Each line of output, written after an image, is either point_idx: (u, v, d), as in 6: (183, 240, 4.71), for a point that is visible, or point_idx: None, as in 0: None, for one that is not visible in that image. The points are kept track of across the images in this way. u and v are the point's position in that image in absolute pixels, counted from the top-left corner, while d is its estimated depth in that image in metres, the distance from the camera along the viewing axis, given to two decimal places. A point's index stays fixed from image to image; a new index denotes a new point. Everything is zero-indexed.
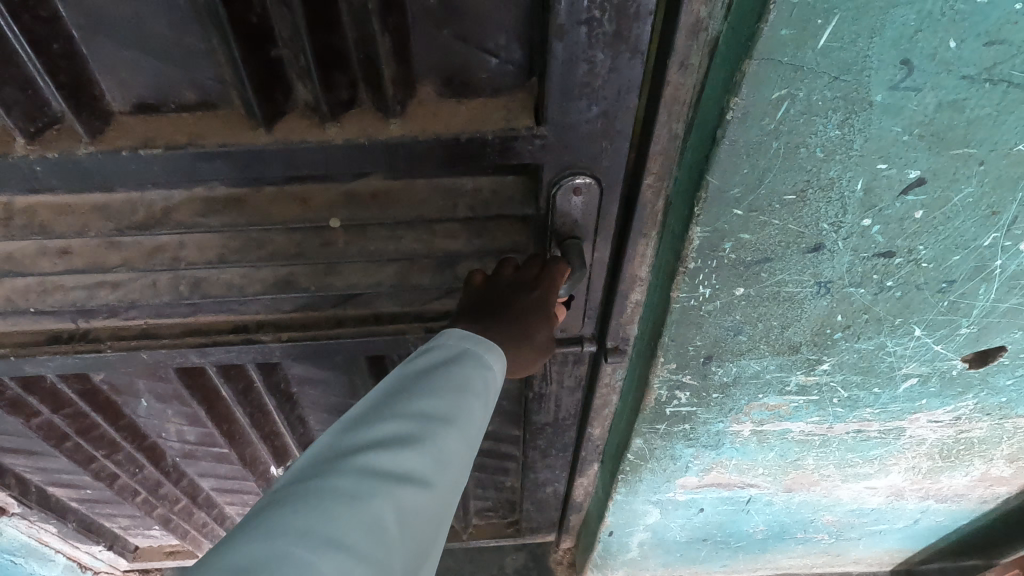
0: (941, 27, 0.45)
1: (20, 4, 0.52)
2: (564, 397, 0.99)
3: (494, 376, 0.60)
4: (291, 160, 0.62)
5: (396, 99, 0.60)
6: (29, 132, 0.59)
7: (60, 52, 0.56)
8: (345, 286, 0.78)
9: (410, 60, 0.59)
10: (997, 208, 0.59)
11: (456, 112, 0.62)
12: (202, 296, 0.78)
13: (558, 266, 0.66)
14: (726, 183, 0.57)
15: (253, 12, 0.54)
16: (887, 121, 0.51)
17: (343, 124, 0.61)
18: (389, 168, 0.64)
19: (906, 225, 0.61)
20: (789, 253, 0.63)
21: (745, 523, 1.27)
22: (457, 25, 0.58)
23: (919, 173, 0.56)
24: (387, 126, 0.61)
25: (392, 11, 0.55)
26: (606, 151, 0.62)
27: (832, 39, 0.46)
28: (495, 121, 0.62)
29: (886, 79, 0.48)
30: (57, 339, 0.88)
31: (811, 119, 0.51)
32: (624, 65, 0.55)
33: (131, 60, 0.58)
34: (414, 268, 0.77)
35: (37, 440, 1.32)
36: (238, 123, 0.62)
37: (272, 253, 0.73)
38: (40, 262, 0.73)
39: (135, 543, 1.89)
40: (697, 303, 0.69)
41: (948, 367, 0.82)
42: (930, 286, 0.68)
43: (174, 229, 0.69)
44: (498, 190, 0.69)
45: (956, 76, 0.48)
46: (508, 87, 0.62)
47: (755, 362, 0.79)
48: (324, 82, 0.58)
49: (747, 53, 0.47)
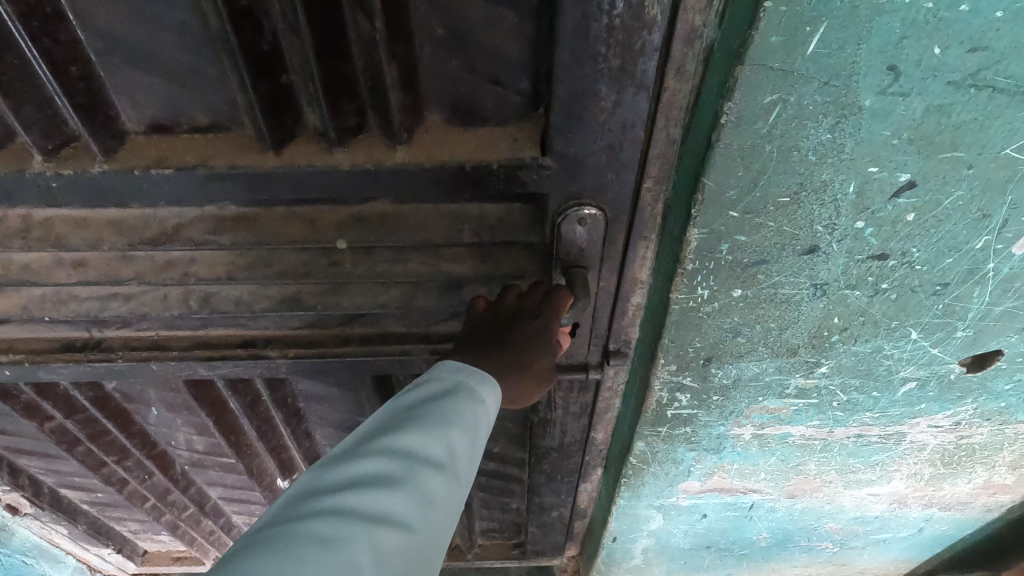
0: (926, 35, 0.47)
1: (40, 28, 0.55)
2: (569, 421, 1.03)
3: (485, 415, 0.60)
4: (299, 183, 0.66)
5: (404, 126, 0.62)
6: (45, 149, 0.62)
7: (77, 74, 0.59)
8: (352, 306, 0.80)
9: (417, 88, 0.61)
10: (987, 210, 0.61)
11: (461, 139, 0.64)
12: (212, 310, 0.80)
13: (559, 293, 0.69)
14: (722, 186, 0.58)
15: (264, 40, 0.56)
16: (877, 125, 0.53)
17: (350, 149, 0.64)
18: (393, 190, 0.67)
19: (899, 228, 0.62)
20: (785, 255, 0.65)
21: (749, 530, 1.28)
22: (466, 56, 0.60)
23: (909, 176, 0.57)
24: (394, 152, 0.64)
25: (400, 42, 0.57)
26: (611, 182, 0.65)
27: (820, 46, 0.48)
28: (500, 151, 0.64)
29: (874, 85, 0.50)
30: (71, 347, 0.90)
31: (802, 123, 0.53)
32: (629, 99, 0.58)
33: (145, 83, 0.61)
34: (420, 289, 0.79)
35: (49, 443, 1.35)
36: (247, 145, 0.64)
37: (281, 272, 0.76)
38: (56, 273, 0.76)
39: (144, 547, 1.91)
40: (696, 305, 0.71)
41: (947, 370, 0.83)
42: (925, 288, 0.69)
43: (184, 245, 0.72)
44: (504, 218, 0.71)
45: (942, 81, 0.50)
46: (514, 117, 0.64)
47: (754, 364, 0.80)
48: (333, 110, 0.60)
49: (740, 59, 0.49)
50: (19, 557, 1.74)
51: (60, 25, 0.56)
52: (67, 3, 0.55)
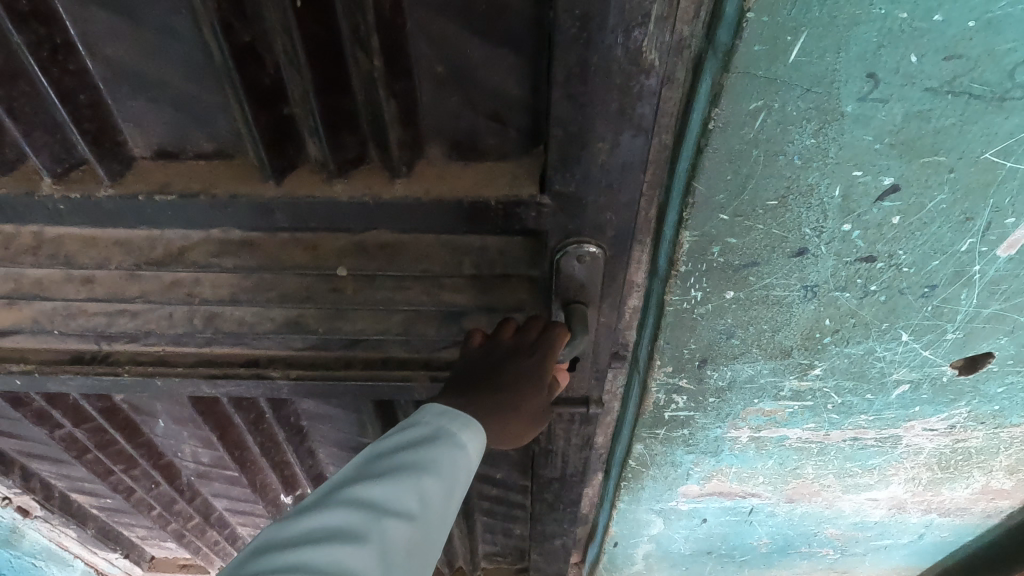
0: (902, 43, 0.49)
1: (49, 58, 0.58)
2: (571, 453, 1.03)
3: (463, 460, 0.61)
4: (299, 212, 0.68)
5: (403, 161, 0.65)
6: (54, 173, 0.66)
7: (85, 101, 0.63)
8: (353, 330, 0.81)
9: (418, 122, 0.64)
10: (971, 214, 0.63)
11: (461, 173, 0.67)
12: (215, 329, 0.82)
13: (557, 329, 0.69)
14: (712, 190, 0.61)
15: (266, 73, 0.59)
16: (859, 130, 0.55)
17: (351, 180, 0.67)
18: (392, 222, 0.69)
19: (885, 230, 0.64)
20: (775, 257, 0.67)
21: (749, 536, 1.28)
22: (464, 92, 0.63)
23: (893, 180, 0.59)
24: (392, 186, 0.66)
25: (400, 79, 0.61)
26: (610, 222, 0.66)
27: (801, 55, 0.50)
28: (499, 187, 0.66)
29: (854, 91, 0.52)
30: (80, 359, 0.93)
31: (787, 129, 0.55)
32: (627, 142, 0.59)
33: (152, 112, 0.65)
34: (421, 317, 0.81)
35: (59, 450, 1.38)
36: (249, 176, 0.67)
37: (283, 294, 0.78)
38: (64, 289, 0.78)
39: (151, 553, 1.93)
40: (690, 306, 0.73)
41: (939, 373, 0.84)
42: (913, 290, 0.71)
43: (188, 267, 0.74)
44: (504, 250, 0.73)
45: (920, 88, 0.52)
46: (514, 153, 0.67)
47: (749, 366, 0.82)
48: (334, 141, 0.63)
49: (725, 67, 0.52)
50: (28, 560, 1.78)
51: (70, 56, 0.60)
52: (77, 35, 0.59)
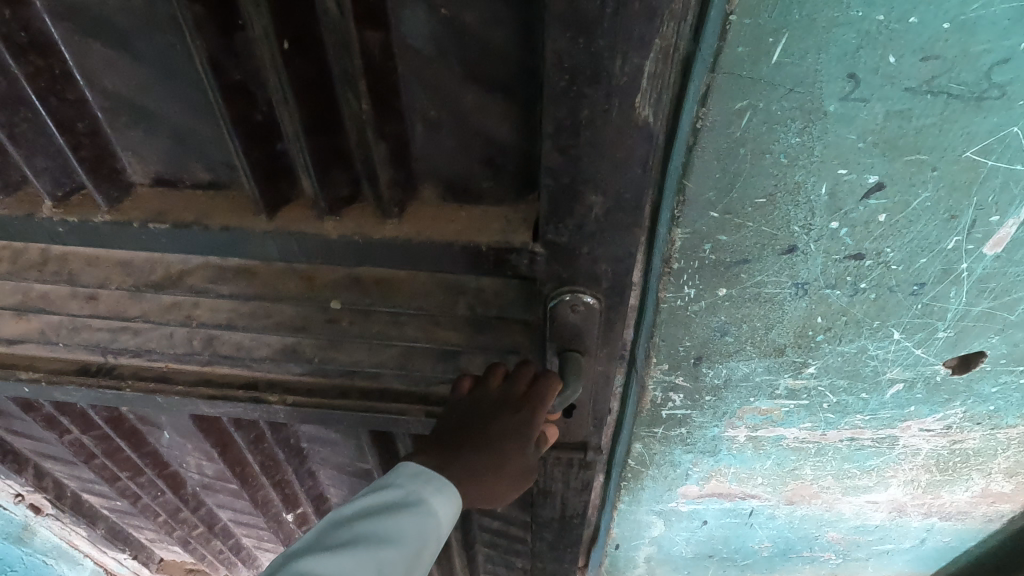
0: (880, 44, 0.51)
1: (47, 88, 0.65)
2: (571, 495, 1.04)
3: (431, 532, 0.66)
4: (286, 247, 0.73)
5: (393, 200, 0.69)
6: (56, 196, 0.73)
7: (82, 129, 0.69)
8: (349, 360, 0.84)
9: (408, 164, 0.68)
10: (955, 212, 0.65)
11: (453, 214, 0.71)
12: (213, 352, 0.87)
13: (547, 381, 0.68)
14: (702, 188, 0.63)
15: (258, 111, 0.65)
16: (842, 129, 0.57)
17: (341, 218, 0.71)
18: (382, 259, 0.72)
19: (872, 228, 0.66)
20: (765, 254, 0.69)
21: (750, 539, 1.29)
22: (458, 135, 0.66)
23: (877, 178, 0.61)
24: (382, 226, 0.70)
25: (388, 122, 0.65)
26: (606, 273, 0.67)
27: (784, 55, 0.52)
28: (491, 231, 0.69)
29: (836, 91, 0.55)
30: (86, 370, 0.97)
31: (772, 128, 0.57)
32: (619, 195, 0.60)
33: (150, 144, 0.71)
34: (416, 353, 0.83)
35: (68, 454, 1.41)
36: (241, 210, 0.73)
37: (278, 322, 0.82)
38: (70, 304, 0.86)
39: (160, 555, 1.96)
40: (683, 303, 0.75)
41: (932, 372, 0.86)
42: (902, 288, 0.73)
43: (186, 291, 0.82)
44: (499, 292, 0.77)
45: (900, 88, 0.54)
46: (508, 199, 0.70)
47: (743, 364, 0.84)
48: (324, 179, 0.68)
49: (711, 68, 0.54)
50: (40, 558, 1.82)
51: (68, 86, 0.66)
52: (75, 67, 0.65)
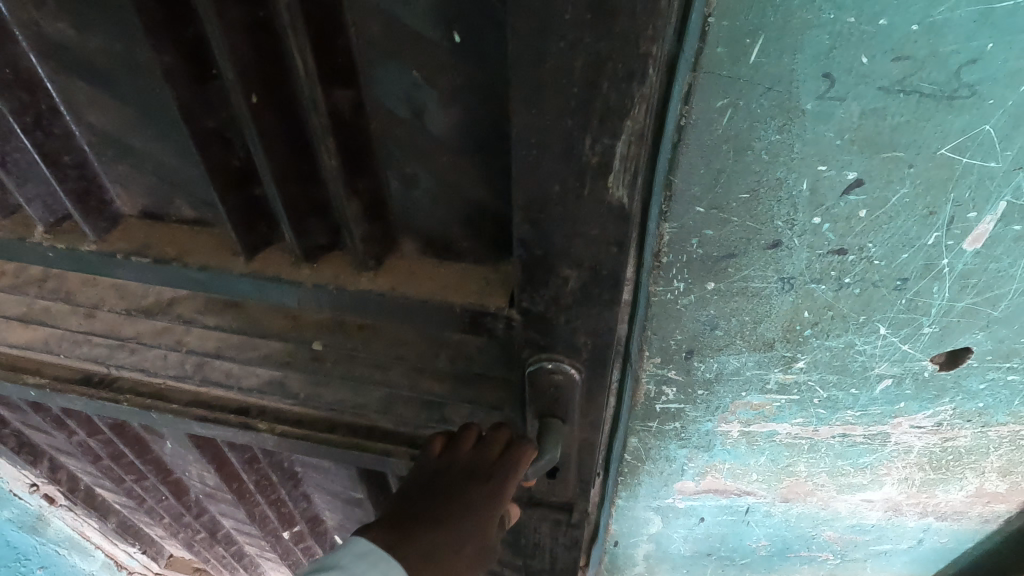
0: (852, 46, 0.54)
1: (33, 123, 0.72)
2: (560, 549, 1.09)
3: None
4: (261, 286, 0.80)
5: (369, 255, 0.76)
6: (47, 222, 0.84)
7: (68, 162, 0.77)
8: (335, 398, 0.97)
9: (385, 218, 0.75)
10: (933, 208, 0.67)
11: (429, 272, 0.78)
12: (203, 376, 1.01)
13: (522, 449, 0.71)
14: (688, 183, 0.66)
15: (236, 157, 0.72)
16: (820, 126, 0.60)
17: (318, 265, 0.79)
18: (357, 308, 0.79)
19: (853, 224, 0.68)
20: (751, 249, 0.71)
21: (747, 537, 1.31)
22: (435, 193, 0.72)
23: (856, 174, 0.64)
24: (358, 278, 0.77)
25: (361, 179, 0.71)
26: (587, 345, 0.70)
27: (761, 55, 0.55)
28: (469, 294, 0.75)
29: (812, 90, 0.57)
30: (88, 381, 1.07)
31: (753, 125, 0.60)
32: (593, 274, 0.63)
33: (135, 179, 0.81)
34: (400, 400, 0.95)
35: (77, 452, 1.48)
36: (220, 251, 0.80)
37: (266, 354, 0.96)
38: (70, 319, 1.03)
39: (168, 549, 2.02)
40: (673, 297, 0.78)
41: (920, 368, 0.88)
42: (885, 283, 0.75)
43: (174, 317, 0.96)
44: (480, 349, 0.89)
45: (873, 87, 0.57)
46: (485, 260, 0.77)
47: (734, 358, 0.86)
48: (300, 227, 0.75)
49: (693, 68, 0.57)
50: (48, 550, 1.94)
51: (54, 121, 0.74)
52: (62, 102, 0.74)
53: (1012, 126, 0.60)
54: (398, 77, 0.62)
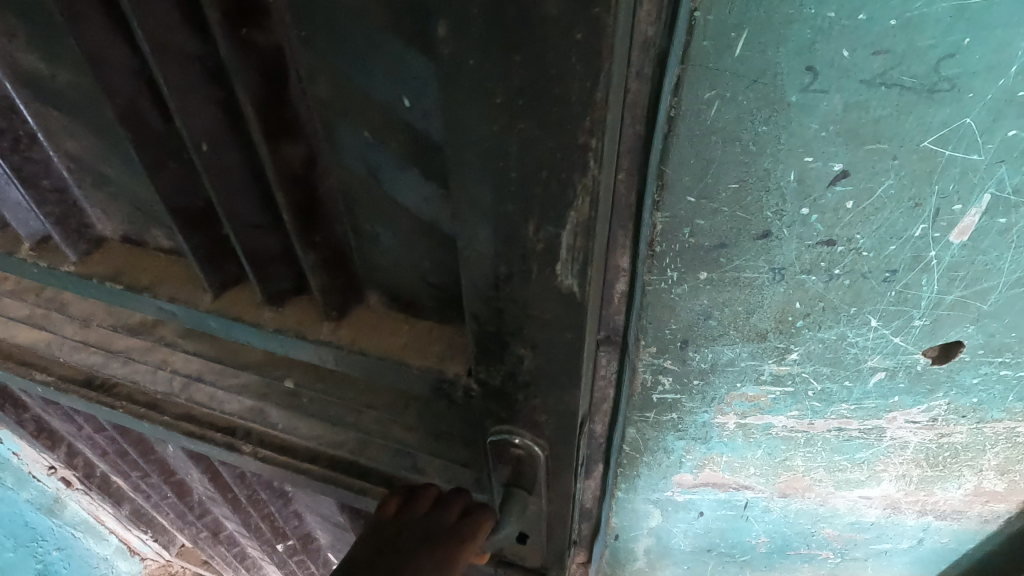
0: (834, 40, 0.57)
1: (13, 147, 0.91)
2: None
3: None
4: (228, 323, 1.00)
5: (330, 304, 0.92)
6: (33, 235, 1.07)
7: (46, 184, 0.96)
8: (307, 431, 1.19)
9: (343, 270, 0.90)
10: (919, 200, 0.69)
11: (387, 329, 0.94)
12: (189, 392, 1.23)
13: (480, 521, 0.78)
14: (679, 173, 0.68)
15: (200, 199, 0.88)
16: (805, 119, 0.62)
17: (286, 309, 0.98)
18: (318, 354, 0.96)
19: (841, 214, 0.71)
20: (742, 239, 0.74)
21: (747, 533, 1.32)
22: (388, 252, 0.85)
23: (842, 166, 0.66)
24: (319, 326, 0.95)
25: (316, 234, 0.84)
26: (540, 417, 0.80)
27: (746, 48, 0.58)
28: (421, 353, 0.91)
29: (797, 83, 0.60)
30: (88, 384, 1.30)
31: (740, 117, 0.63)
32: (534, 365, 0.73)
33: (107, 201, 0.99)
34: (370, 446, 1.16)
35: (91, 441, 1.56)
36: (192, 288, 1.01)
37: (241, 386, 1.18)
38: (65, 328, 1.26)
39: (179, 539, 2.09)
40: (667, 286, 0.80)
41: (913, 361, 0.89)
42: (875, 274, 0.77)
43: (154, 336, 1.18)
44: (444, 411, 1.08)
45: (855, 80, 0.59)
46: (437, 320, 0.93)
47: (728, 349, 0.88)
48: (264, 270, 0.92)
49: (682, 60, 0.59)
50: (69, 527, 2.26)
51: (33, 149, 0.92)
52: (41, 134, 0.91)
53: (992, 119, 0.62)
54: (352, 142, 0.71)
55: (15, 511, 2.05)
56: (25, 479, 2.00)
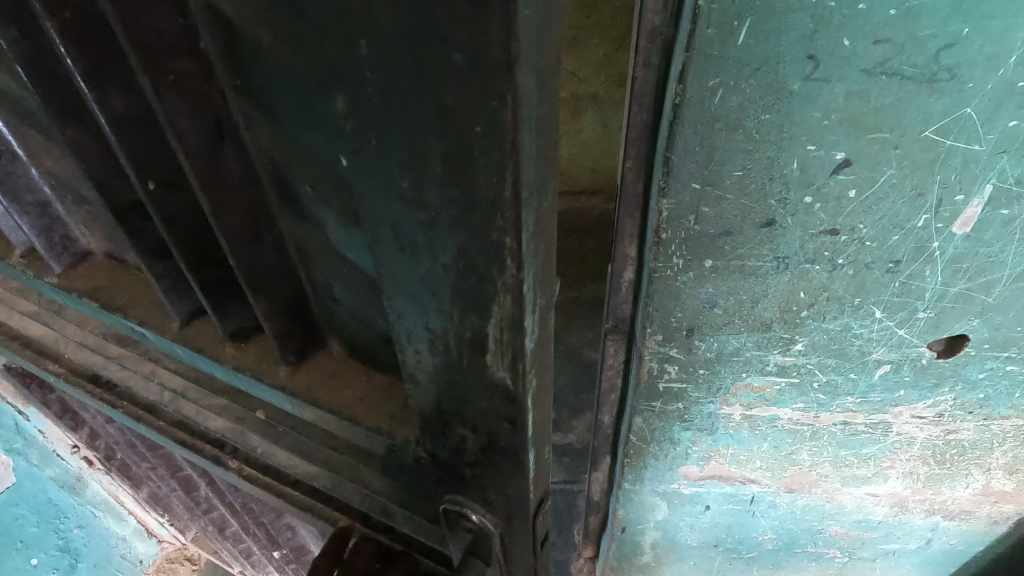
0: (835, 30, 0.58)
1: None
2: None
3: None
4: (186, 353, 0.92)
5: (287, 351, 0.81)
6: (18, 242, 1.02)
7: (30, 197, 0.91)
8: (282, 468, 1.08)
9: (302, 316, 0.79)
10: (921, 190, 0.70)
11: (340, 377, 0.82)
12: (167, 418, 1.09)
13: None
14: (684, 160, 0.70)
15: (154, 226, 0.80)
16: (808, 107, 0.64)
17: (243, 345, 0.87)
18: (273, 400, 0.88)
19: (844, 204, 0.72)
20: (746, 227, 0.75)
21: (753, 529, 1.32)
22: (349, 313, 0.73)
23: (844, 155, 0.68)
24: (274, 368, 0.84)
25: (267, 288, 0.73)
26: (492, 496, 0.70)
27: (749, 36, 0.59)
28: (370, 409, 0.78)
29: (799, 71, 0.61)
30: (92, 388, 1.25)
31: (744, 105, 0.64)
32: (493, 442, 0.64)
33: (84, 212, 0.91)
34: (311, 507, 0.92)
35: (109, 428, 1.59)
36: (153, 306, 0.94)
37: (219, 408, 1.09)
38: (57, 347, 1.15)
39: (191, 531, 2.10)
40: (673, 274, 0.82)
41: (918, 355, 0.90)
42: (878, 265, 0.78)
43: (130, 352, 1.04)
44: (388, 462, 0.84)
45: (856, 69, 0.61)
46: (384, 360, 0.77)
47: (733, 338, 0.89)
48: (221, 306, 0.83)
49: (687, 48, 0.61)
50: (90, 509, 2.00)
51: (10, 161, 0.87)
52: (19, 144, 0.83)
53: (993, 109, 0.63)
54: (311, 192, 0.57)
55: (37, 489, 1.85)
56: (49, 457, 1.80)
